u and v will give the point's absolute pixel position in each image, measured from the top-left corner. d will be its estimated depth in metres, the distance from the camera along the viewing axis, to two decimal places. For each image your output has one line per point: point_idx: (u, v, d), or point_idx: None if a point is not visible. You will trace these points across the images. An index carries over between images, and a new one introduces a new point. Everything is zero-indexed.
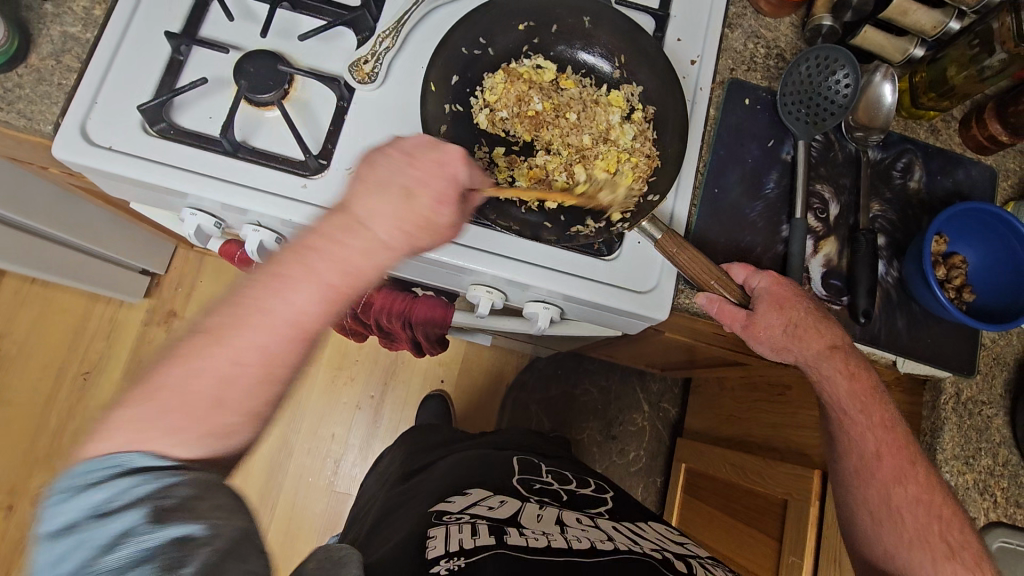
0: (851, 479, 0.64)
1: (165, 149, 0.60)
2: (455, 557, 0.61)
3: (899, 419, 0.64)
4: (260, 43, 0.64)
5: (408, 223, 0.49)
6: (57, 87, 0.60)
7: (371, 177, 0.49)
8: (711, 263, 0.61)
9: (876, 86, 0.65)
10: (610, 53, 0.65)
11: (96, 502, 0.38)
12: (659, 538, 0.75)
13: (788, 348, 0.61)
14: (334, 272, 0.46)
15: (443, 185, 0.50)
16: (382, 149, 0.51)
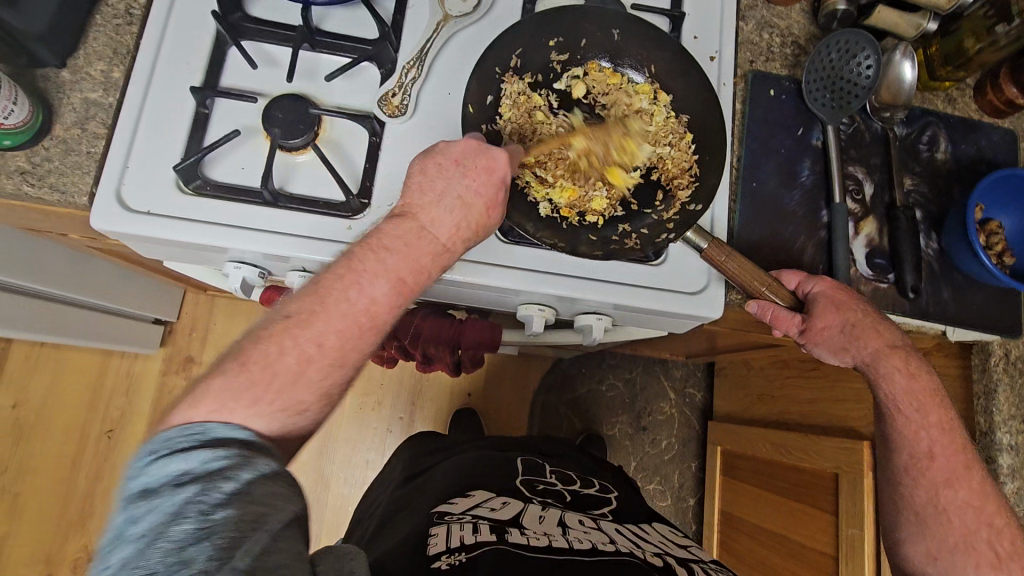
0: (902, 477, 0.65)
1: (205, 206, 0.60)
2: (455, 553, 0.63)
3: (958, 423, 0.64)
4: (285, 87, 0.63)
5: (465, 227, 0.53)
6: (87, 156, 0.59)
7: (430, 187, 0.53)
8: (761, 270, 0.61)
9: (896, 65, 0.67)
10: (640, 63, 0.66)
11: (176, 472, 0.40)
12: (662, 541, 0.76)
13: (845, 349, 0.63)
14: (401, 267, 0.50)
15: (494, 192, 0.54)
16: (432, 157, 0.53)
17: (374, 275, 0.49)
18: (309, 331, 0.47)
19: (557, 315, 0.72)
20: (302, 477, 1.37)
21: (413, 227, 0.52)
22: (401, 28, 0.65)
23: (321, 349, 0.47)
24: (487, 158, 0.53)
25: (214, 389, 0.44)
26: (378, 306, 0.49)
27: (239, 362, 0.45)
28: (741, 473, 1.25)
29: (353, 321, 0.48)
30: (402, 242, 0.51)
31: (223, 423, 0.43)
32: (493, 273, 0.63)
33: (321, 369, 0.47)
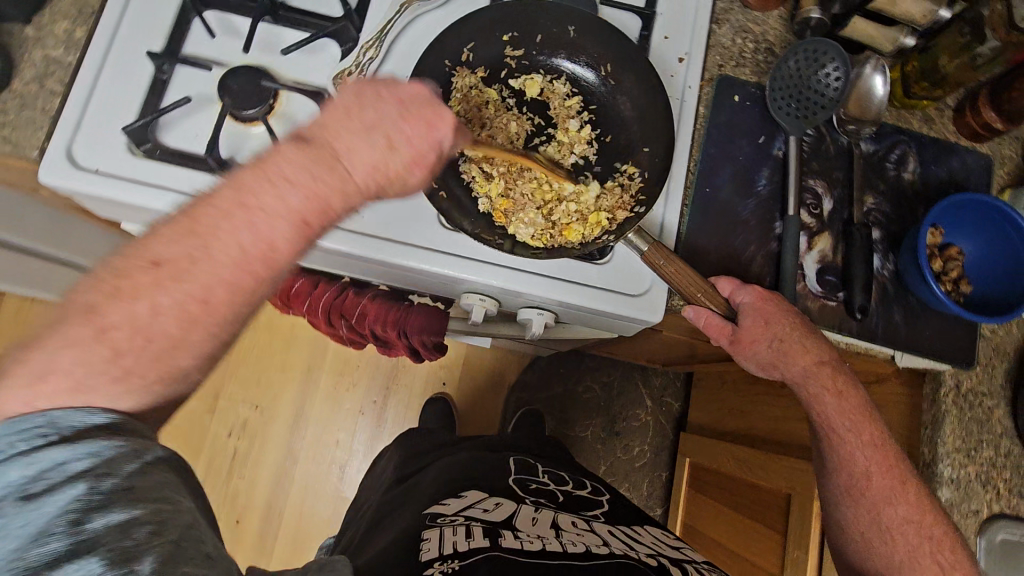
0: (841, 497, 0.63)
1: (152, 169, 0.60)
2: (448, 560, 0.60)
3: (888, 436, 0.63)
4: (243, 58, 0.64)
5: (380, 174, 0.43)
6: (42, 111, 0.60)
7: (357, 113, 0.43)
8: (697, 275, 0.60)
9: (867, 79, 0.65)
10: (596, 61, 0.65)
11: (16, 482, 0.32)
12: (654, 543, 0.74)
13: (775, 365, 0.61)
14: (305, 208, 0.40)
15: (423, 148, 0.45)
16: (370, 84, 0.44)
17: (256, 211, 0.39)
18: (155, 296, 0.37)
19: (502, 307, 0.71)
20: (273, 451, 1.38)
21: (317, 152, 0.41)
22: (366, 8, 0.66)
23: (206, 307, 0.38)
24: (432, 113, 0.45)
25: (65, 364, 0.35)
26: (277, 251, 0.40)
27: (94, 329, 0.36)
28: (706, 486, 1.23)
29: (237, 268, 0.39)
30: (307, 171, 0.40)
31: (71, 411, 0.35)
32: (431, 259, 0.62)
33: (210, 333, 0.39)
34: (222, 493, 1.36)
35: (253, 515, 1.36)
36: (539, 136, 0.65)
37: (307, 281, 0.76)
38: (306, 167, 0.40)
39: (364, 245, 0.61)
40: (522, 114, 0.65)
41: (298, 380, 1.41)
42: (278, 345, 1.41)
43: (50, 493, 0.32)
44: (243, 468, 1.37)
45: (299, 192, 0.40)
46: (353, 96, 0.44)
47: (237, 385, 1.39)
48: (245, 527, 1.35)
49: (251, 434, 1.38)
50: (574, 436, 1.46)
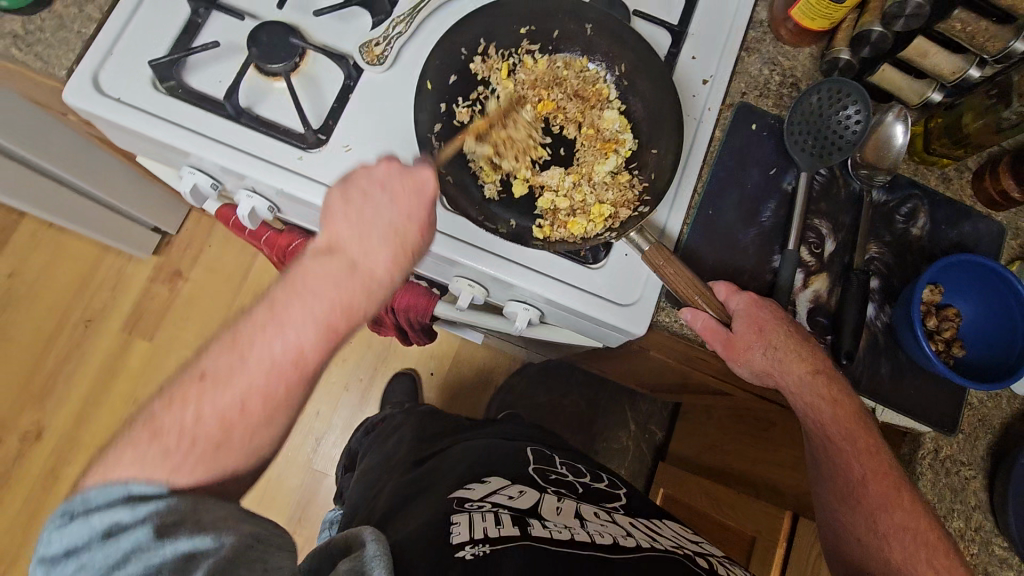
0: (835, 504, 0.61)
1: (172, 106, 0.62)
2: (479, 544, 0.58)
3: (884, 446, 0.61)
4: (276, 14, 0.65)
5: (401, 254, 0.52)
6: (76, 34, 0.62)
7: (358, 213, 0.51)
8: (692, 277, 0.58)
9: (887, 125, 0.64)
10: (611, 61, 0.65)
11: (98, 526, 0.40)
12: (676, 535, 0.71)
13: (769, 374, 0.59)
14: (330, 313, 0.49)
15: (424, 215, 0.53)
16: (352, 184, 0.52)
17: (286, 325, 0.47)
18: (199, 405, 0.45)
19: (490, 297, 0.71)
20: None
21: (341, 263, 0.50)
22: None
23: (243, 412, 0.46)
24: (413, 178, 0.52)
25: (131, 453, 0.42)
26: (306, 353, 0.48)
27: (141, 401, 0.45)
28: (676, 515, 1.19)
29: (269, 376, 0.47)
30: (328, 286, 0.49)
31: (145, 479, 0.42)
32: None
33: (249, 429, 0.46)
34: None
35: None
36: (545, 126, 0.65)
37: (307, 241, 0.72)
38: (335, 279, 0.49)
39: None
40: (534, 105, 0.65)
41: None
42: None
43: (105, 548, 0.40)
44: None
45: (322, 300, 0.48)
46: (347, 197, 0.52)
47: None
48: None
49: None
50: None
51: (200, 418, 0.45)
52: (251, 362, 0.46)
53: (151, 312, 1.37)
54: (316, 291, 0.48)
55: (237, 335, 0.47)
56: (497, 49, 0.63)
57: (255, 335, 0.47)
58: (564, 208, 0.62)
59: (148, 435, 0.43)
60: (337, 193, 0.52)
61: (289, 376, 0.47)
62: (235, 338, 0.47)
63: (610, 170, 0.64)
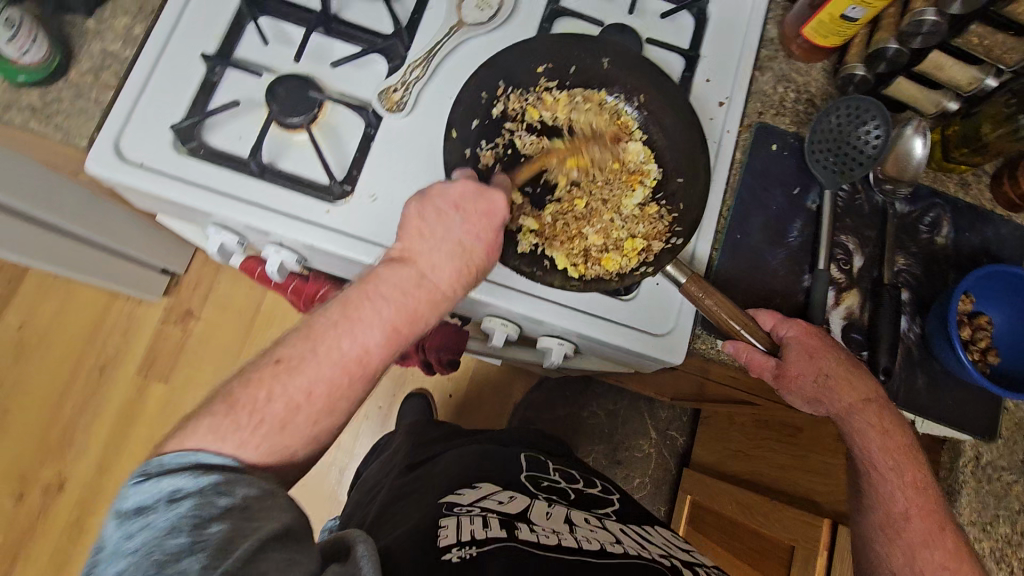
0: (875, 534, 0.60)
1: (195, 168, 0.61)
2: (466, 546, 0.56)
3: (932, 482, 0.61)
4: (292, 67, 0.65)
5: (464, 272, 0.52)
6: (94, 103, 0.62)
7: (422, 229, 0.51)
8: (738, 307, 0.59)
9: (907, 140, 0.65)
10: (629, 92, 0.65)
11: (166, 490, 0.42)
12: (666, 544, 0.68)
13: (819, 400, 0.59)
14: (395, 318, 0.50)
15: (491, 238, 0.53)
16: (428, 203, 0.52)
17: (356, 326, 0.49)
18: (272, 386, 0.47)
19: (522, 333, 0.71)
20: None
21: (408, 275, 0.51)
22: (417, 28, 0.67)
23: (310, 397, 0.48)
24: (487, 202, 0.52)
25: (206, 424, 0.45)
26: (369, 353, 0.50)
27: (228, 403, 0.47)
28: (705, 525, 1.17)
29: (336, 369, 0.49)
30: (395, 293, 0.50)
31: (215, 452, 0.45)
32: None
33: (310, 416, 0.48)
34: None
35: None
36: (568, 162, 0.64)
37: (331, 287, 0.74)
38: (405, 289, 0.51)
39: None
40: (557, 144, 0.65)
41: None
42: None
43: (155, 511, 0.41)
44: None
45: (392, 312, 0.50)
46: (420, 211, 0.52)
47: None
48: None
49: None
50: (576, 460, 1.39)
51: (290, 398, 0.48)
52: (340, 348, 0.49)
53: (165, 354, 1.36)
54: (389, 300, 0.50)
55: (337, 312, 0.50)
56: (518, 90, 0.64)
57: (361, 312, 0.49)
58: (597, 245, 0.62)
59: (235, 414, 0.46)
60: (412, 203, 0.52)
61: (348, 373, 0.49)
62: (327, 321, 0.49)
63: (639, 204, 0.64)
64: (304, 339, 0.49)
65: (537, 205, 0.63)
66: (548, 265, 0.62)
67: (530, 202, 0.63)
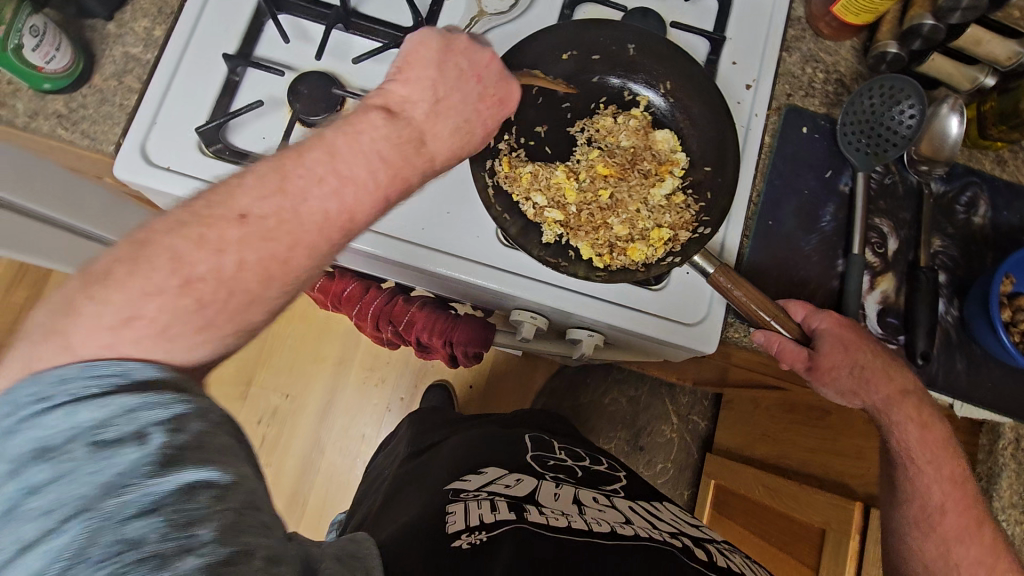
0: (908, 528, 0.58)
1: (221, 170, 0.61)
2: (476, 531, 0.51)
3: (970, 475, 0.59)
4: (314, 64, 0.64)
5: (462, 148, 0.51)
6: (119, 107, 0.62)
7: (444, 88, 0.49)
8: (770, 299, 0.58)
9: (942, 118, 0.64)
10: (655, 79, 0.64)
11: (82, 425, 0.32)
12: (675, 521, 0.63)
13: (854, 393, 0.58)
14: (387, 182, 0.45)
15: (491, 128, 0.53)
16: (450, 55, 0.50)
17: (344, 171, 0.43)
18: (203, 241, 0.38)
19: (552, 324, 0.71)
20: (297, 442, 1.30)
21: (408, 131, 0.47)
22: (436, 19, 0.66)
23: (285, 265, 0.41)
24: (503, 90, 0.53)
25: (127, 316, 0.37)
26: (354, 215, 0.43)
27: (121, 313, 0.36)
28: (731, 510, 1.15)
29: (321, 231, 0.42)
30: (389, 144, 0.45)
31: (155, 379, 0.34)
32: (484, 275, 0.61)
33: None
34: None
35: (277, 503, 1.28)
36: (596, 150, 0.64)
37: (358, 286, 0.76)
38: (390, 133, 0.46)
39: (423, 258, 0.61)
40: (582, 137, 0.64)
41: (328, 373, 1.32)
42: (311, 335, 1.33)
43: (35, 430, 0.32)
44: (269, 457, 1.29)
45: (345, 176, 0.43)
46: (446, 46, 0.50)
47: (277, 374, 1.31)
48: (270, 514, 1.27)
49: (279, 423, 1.30)
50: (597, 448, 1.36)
51: (211, 266, 0.38)
52: (312, 199, 0.41)
53: None
54: (336, 164, 0.43)
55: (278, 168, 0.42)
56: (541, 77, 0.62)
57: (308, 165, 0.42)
58: (622, 236, 0.62)
59: (204, 231, 0.39)
60: (432, 36, 0.50)
61: (332, 221, 0.42)
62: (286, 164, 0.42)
63: (666, 193, 0.63)
64: (276, 172, 0.41)
65: (563, 196, 0.62)
66: (573, 255, 0.62)
67: (553, 194, 0.62)
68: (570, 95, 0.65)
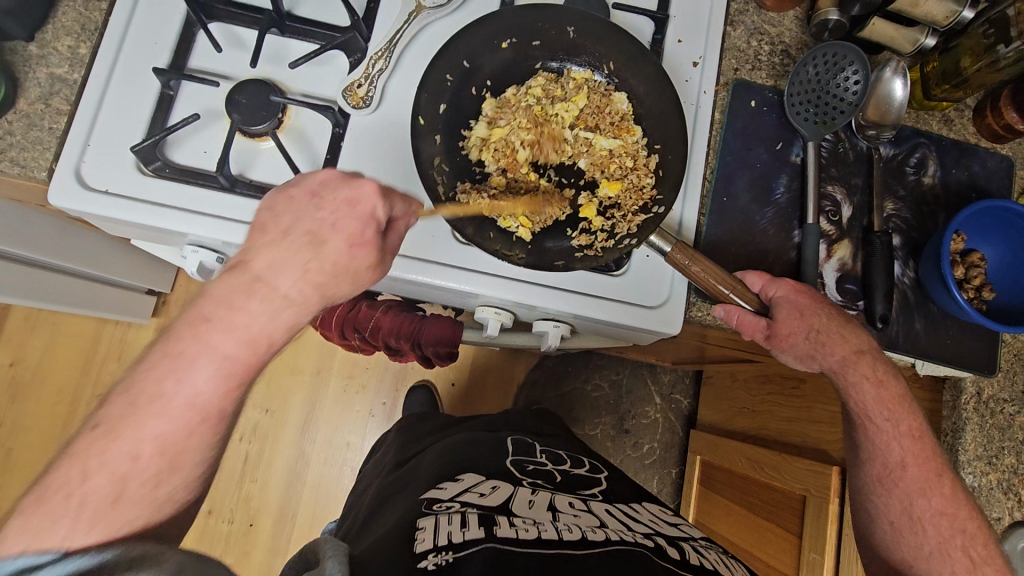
0: (872, 486, 0.60)
1: (162, 189, 0.59)
2: (443, 551, 0.50)
3: (928, 429, 0.60)
4: (250, 72, 0.62)
5: (314, 271, 0.45)
6: (48, 131, 0.59)
7: (274, 225, 0.45)
8: (725, 271, 0.58)
9: (886, 82, 0.64)
10: (597, 61, 0.64)
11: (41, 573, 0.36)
12: (653, 521, 0.62)
13: (812, 356, 0.59)
14: (241, 346, 0.43)
15: (354, 227, 0.46)
16: (283, 190, 0.47)
17: (193, 360, 0.42)
18: (142, 428, 0.41)
19: (517, 317, 0.70)
20: (281, 455, 1.28)
21: (243, 279, 0.44)
22: (373, 17, 0.64)
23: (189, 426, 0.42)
24: (347, 189, 0.46)
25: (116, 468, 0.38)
26: (203, 395, 0.42)
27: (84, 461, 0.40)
28: (717, 484, 1.17)
29: (186, 418, 0.42)
30: (224, 301, 0.43)
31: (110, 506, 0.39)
32: (440, 273, 0.61)
33: (196, 450, 0.42)
34: (234, 498, 1.26)
35: (266, 518, 1.26)
36: (545, 137, 0.63)
37: None
38: (242, 295, 0.43)
39: None
40: (525, 123, 0.63)
41: (307, 384, 1.31)
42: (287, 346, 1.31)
43: (42, 569, 0.36)
44: (254, 474, 1.28)
45: (228, 333, 0.43)
46: (273, 212, 0.46)
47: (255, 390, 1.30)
48: (259, 531, 1.26)
49: (262, 438, 1.28)
50: (583, 435, 1.36)
51: (139, 450, 0.41)
52: (169, 389, 0.41)
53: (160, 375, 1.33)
54: (229, 316, 0.43)
55: (174, 349, 0.42)
56: (483, 71, 0.62)
57: (181, 344, 0.42)
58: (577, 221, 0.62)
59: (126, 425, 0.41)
60: (267, 204, 0.47)
61: (192, 418, 0.42)
62: (168, 347, 0.42)
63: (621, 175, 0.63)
64: (156, 362, 0.42)
65: (513, 191, 0.63)
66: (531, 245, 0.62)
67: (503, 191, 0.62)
68: (514, 85, 0.64)
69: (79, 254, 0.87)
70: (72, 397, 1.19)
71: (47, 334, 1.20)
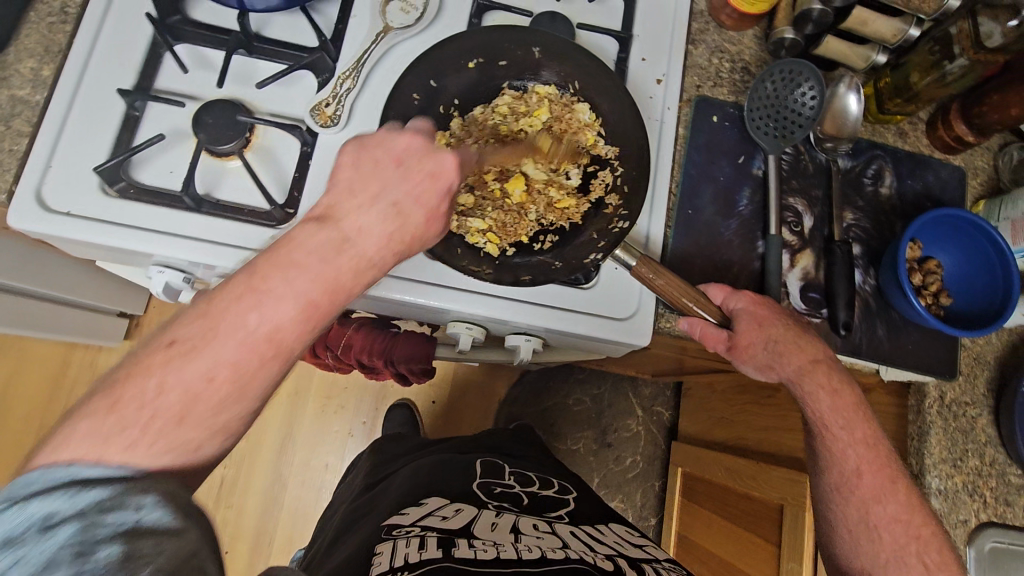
0: (831, 495, 0.60)
1: (125, 209, 0.58)
2: (400, 572, 0.49)
3: (882, 437, 0.61)
4: (217, 92, 0.63)
5: (398, 239, 0.47)
6: (8, 153, 0.59)
7: (363, 191, 0.47)
8: (688, 284, 0.59)
9: (841, 98, 0.66)
10: (563, 79, 0.65)
11: (38, 514, 0.33)
12: (617, 542, 0.62)
13: (771, 367, 0.59)
14: (315, 289, 0.44)
15: (434, 202, 0.49)
16: (367, 152, 0.48)
17: (264, 296, 0.42)
18: None
19: (489, 333, 0.70)
20: (257, 479, 1.26)
21: (332, 236, 0.45)
22: (341, 38, 0.65)
23: None
24: (433, 163, 0.48)
25: (89, 433, 0.37)
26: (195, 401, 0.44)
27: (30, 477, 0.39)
28: (697, 495, 1.17)
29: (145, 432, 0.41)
30: (318, 254, 0.44)
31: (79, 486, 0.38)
32: (407, 291, 0.61)
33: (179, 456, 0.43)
34: None
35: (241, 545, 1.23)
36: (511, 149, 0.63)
37: None
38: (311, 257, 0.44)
39: None
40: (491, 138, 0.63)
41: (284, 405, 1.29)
42: None
43: (36, 498, 0.34)
44: (230, 499, 1.25)
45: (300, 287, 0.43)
46: (359, 176, 0.47)
47: None
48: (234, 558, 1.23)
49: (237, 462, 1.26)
50: (565, 451, 1.35)
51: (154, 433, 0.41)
52: (250, 322, 0.42)
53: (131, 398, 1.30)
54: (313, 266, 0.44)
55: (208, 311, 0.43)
56: (449, 89, 0.63)
57: (271, 280, 0.43)
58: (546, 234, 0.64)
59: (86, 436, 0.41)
60: (348, 165, 0.48)
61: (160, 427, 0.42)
62: (253, 281, 0.43)
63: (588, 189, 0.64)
64: (240, 295, 0.42)
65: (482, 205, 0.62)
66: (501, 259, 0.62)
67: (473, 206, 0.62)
68: (482, 103, 0.65)
69: (43, 276, 0.85)
70: (38, 424, 1.16)
71: (13, 360, 1.16)
